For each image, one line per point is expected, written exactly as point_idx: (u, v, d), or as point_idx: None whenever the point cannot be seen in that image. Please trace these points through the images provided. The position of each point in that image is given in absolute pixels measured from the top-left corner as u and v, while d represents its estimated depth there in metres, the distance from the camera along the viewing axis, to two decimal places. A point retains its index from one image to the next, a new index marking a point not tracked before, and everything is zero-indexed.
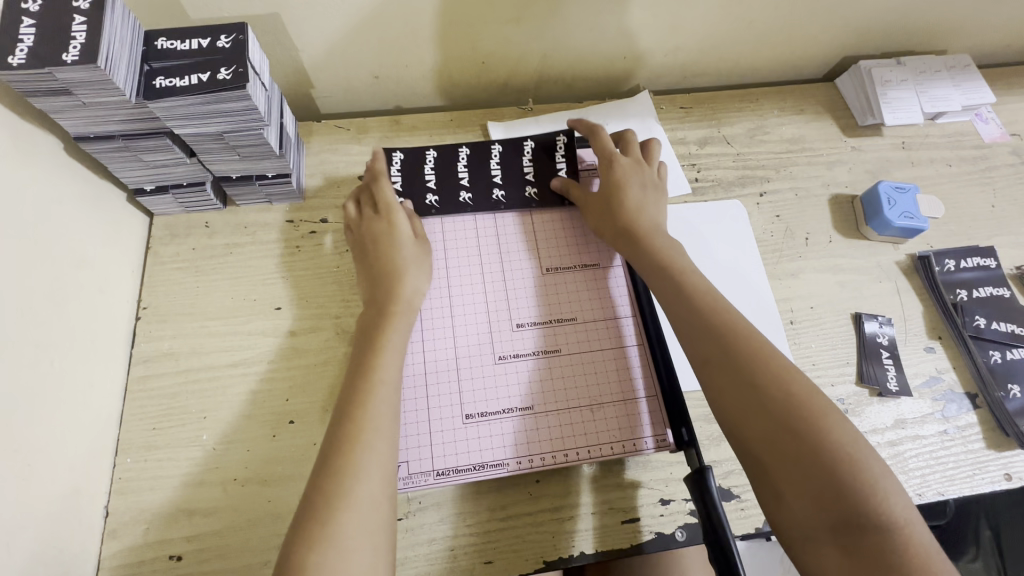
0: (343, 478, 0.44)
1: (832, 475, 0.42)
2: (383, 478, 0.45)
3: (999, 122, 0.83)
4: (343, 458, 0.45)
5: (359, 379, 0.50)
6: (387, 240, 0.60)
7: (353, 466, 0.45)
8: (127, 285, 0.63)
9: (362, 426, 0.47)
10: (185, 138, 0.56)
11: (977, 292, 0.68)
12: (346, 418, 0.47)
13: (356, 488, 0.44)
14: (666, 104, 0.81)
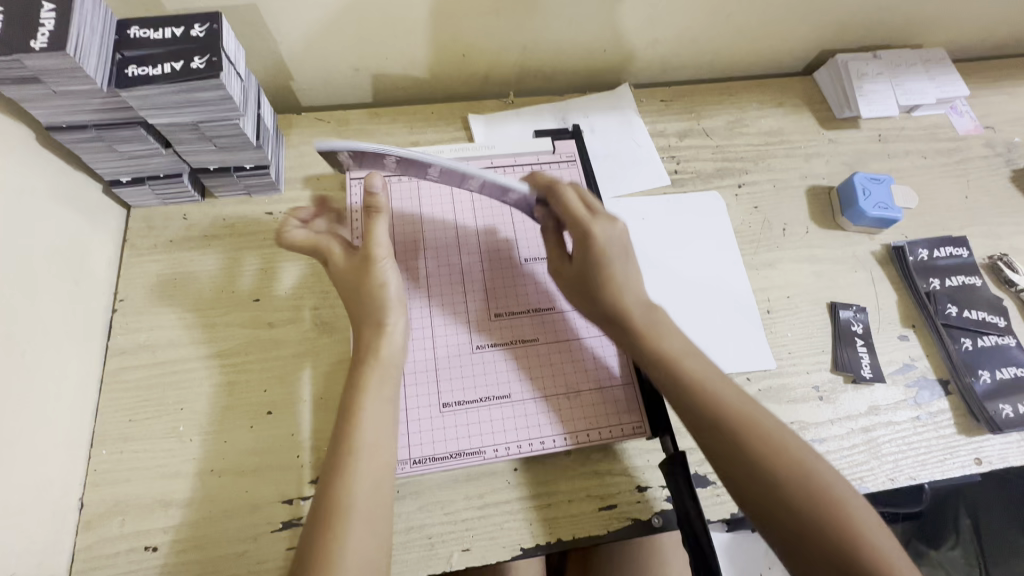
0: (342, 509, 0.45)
1: (846, 543, 0.42)
2: (372, 541, 0.45)
3: (974, 115, 0.84)
4: (331, 523, 0.44)
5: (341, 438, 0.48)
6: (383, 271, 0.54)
7: (341, 534, 0.44)
8: (104, 277, 0.62)
9: (348, 468, 0.47)
10: (160, 128, 0.56)
11: (949, 281, 0.70)
12: (335, 459, 0.47)
13: (344, 555, 0.43)
14: (646, 97, 0.82)
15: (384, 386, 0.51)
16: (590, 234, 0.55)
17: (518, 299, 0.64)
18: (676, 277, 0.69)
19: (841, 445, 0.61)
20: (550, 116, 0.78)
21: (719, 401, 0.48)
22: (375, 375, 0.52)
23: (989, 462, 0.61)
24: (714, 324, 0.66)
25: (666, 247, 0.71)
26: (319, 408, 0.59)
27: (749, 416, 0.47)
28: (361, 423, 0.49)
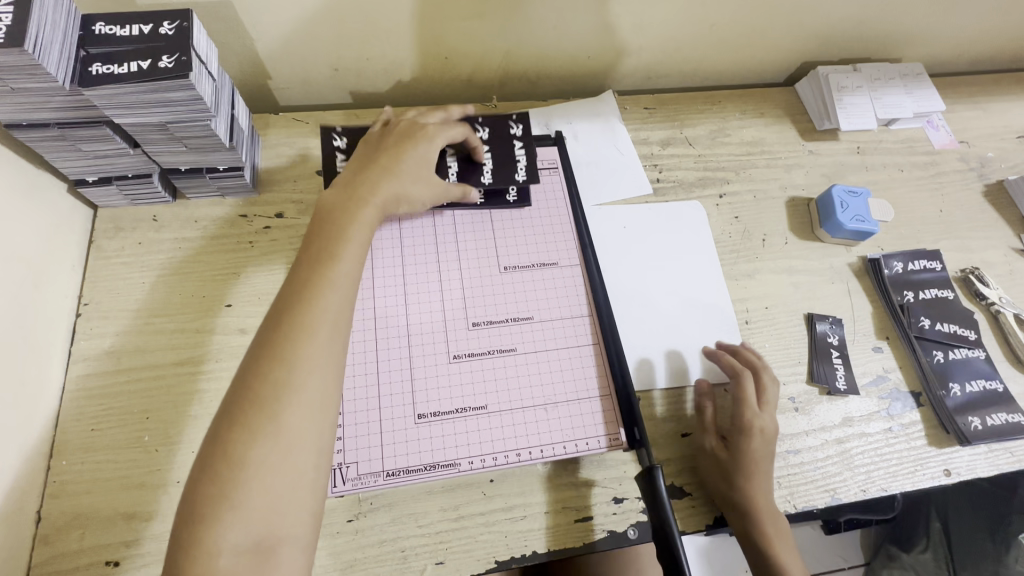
0: (254, 431, 0.41)
1: None
2: (286, 469, 0.41)
3: (949, 130, 0.86)
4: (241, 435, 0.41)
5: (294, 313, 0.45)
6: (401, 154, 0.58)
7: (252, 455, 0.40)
8: (67, 280, 0.60)
9: (279, 386, 0.42)
10: (127, 128, 0.54)
11: (923, 294, 0.71)
12: (269, 359, 0.43)
13: (254, 469, 0.40)
14: (630, 105, 0.82)
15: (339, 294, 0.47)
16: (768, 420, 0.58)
17: (498, 307, 0.63)
18: (644, 294, 0.68)
19: (815, 457, 0.61)
20: (533, 121, 0.78)
21: (755, 514, 0.55)
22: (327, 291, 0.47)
23: (958, 473, 0.62)
24: (693, 335, 0.66)
25: (643, 258, 0.70)
26: None
27: (772, 529, 0.55)
28: (309, 335, 0.44)
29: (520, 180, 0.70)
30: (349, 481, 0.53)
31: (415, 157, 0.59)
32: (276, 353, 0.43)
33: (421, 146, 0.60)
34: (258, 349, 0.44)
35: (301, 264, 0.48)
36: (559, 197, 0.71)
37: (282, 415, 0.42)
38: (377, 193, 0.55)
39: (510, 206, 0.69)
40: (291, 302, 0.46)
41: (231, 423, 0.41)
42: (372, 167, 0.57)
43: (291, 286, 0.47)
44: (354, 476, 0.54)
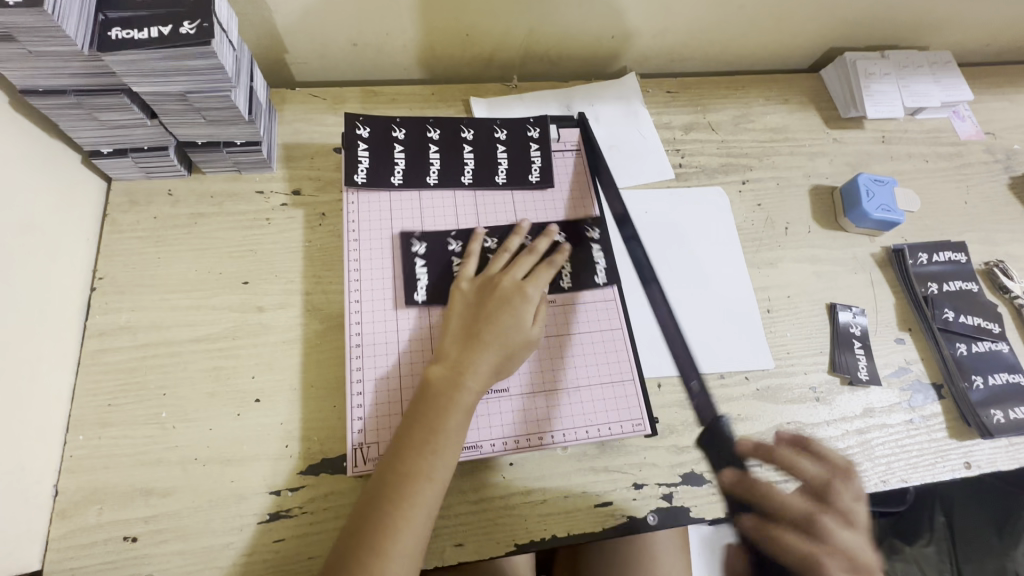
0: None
1: None
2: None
3: (975, 121, 0.84)
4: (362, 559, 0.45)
5: (416, 440, 0.49)
6: (509, 307, 0.55)
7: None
8: (81, 254, 0.59)
9: (398, 512, 0.47)
10: (146, 97, 0.52)
11: (947, 286, 0.70)
12: (393, 483, 0.48)
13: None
14: (652, 88, 0.80)
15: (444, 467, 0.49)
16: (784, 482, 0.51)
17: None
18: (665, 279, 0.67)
19: (835, 447, 0.61)
20: (554, 103, 0.76)
21: None
22: (449, 426, 0.50)
23: (978, 466, 0.62)
24: (714, 322, 0.66)
25: (663, 244, 0.69)
26: (310, 396, 0.57)
27: None
28: (426, 469, 0.48)
29: (542, 161, 0.68)
30: (370, 461, 0.53)
31: (521, 314, 0.55)
32: (394, 498, 0.47)
33: (528, 299, 0.56)
34: (380, 493, 0.47)
35: (419, 405, 0.51)
36: (580, 175, 0.69)
37: (391, 562, 0.45)
38: (485, 357, 0.53)
39: (532, 186, 0.67)
40: (410, 450, 0.49)
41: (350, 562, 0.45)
42: (486, 306, 0.55)
43: (412, 429, 0.50)
44: (375, 456, 0.53)
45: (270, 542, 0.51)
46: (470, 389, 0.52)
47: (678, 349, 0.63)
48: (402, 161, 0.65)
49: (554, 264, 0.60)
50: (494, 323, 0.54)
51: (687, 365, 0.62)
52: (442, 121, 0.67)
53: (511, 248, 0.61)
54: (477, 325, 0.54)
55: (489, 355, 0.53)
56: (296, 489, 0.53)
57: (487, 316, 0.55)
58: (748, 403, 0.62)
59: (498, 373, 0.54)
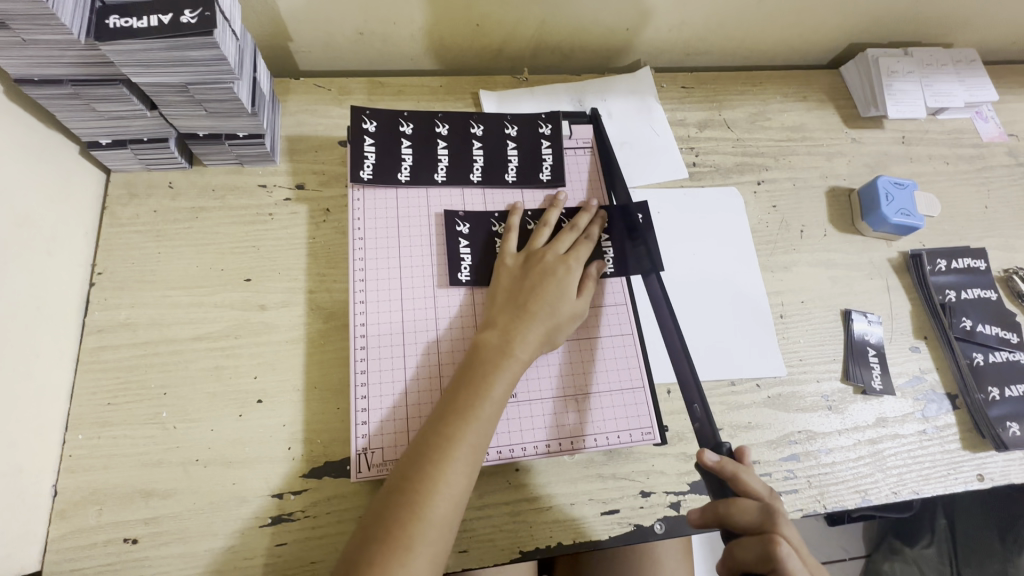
0: (408, 535, 0.43)
1: None
2: (431, 555, 0.43)
3: (998, 122, 0.82)
4: (399, 516, 0.44)
5: (460, 401, 0.49)
6: (554, 279, 0.55)
7: (405, 536, 0.43)
8: (80, 248, 0.58)
9: (438, 473, 0.45)
10: (145, 88, 0.50)
11: (965, 294, 0.68)
12: (435, 441, 0.47)
13: (406, 556, 0.42)
14: (667, 83, 0.78)
15: (485, 430, 0.48)
16: (779, 524, 0.45)
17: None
18: (677, 282, 0.66)
19: (846, 457, 0.60)
20: (565, 98, 0.74)
21: None
22: (492, 390, 0.49)
23: (991, 478, 0.61)
24: (725, 328, 0.64)
25: (675, 247, 0.68)
26: (312, 398, 0.56)
27: None
28: (467, 432, 0.47)
29: (553, 159, 0.66)
30: (374, 467, 0.52)
31: (565, 286, 0.55)
32: (436, 457, 0.46)
33: (573, 272, 0.56)
34: (423, 450, 0.47)
35: (464, 371, 0.51)
36: (593, 174, 0.67)
37: (432, 518, 0.44)
38: (532, 326, 0.53)
39: (542, 185, 0.65)
40: (451, 412, 0.48)
41: (388, 519, 0.44)
42: (531, 278, 0.56)
43: (456, 393, 0.49)
44: (379, 463, 0.52)
45: (272, 546, 0.51)
46: (517, 357, 0.51)
47: (683, 366, 0.56)
48: (408, 157, 0.63)
49: (593, 239, 0.60)
50: (541, 293, 0.54)
51: (692, 385, 0.55)
52: (451, 116, 0.65)
53: (552, 223, 0.61)
54: (523, 295, 0.55)
55: (536, 325, 0.53)
56: (299, 492, 0.53)
57: (534, 287, 0.55)
58: (758, 411, 0.61)
59: (542, 343, 0.53)
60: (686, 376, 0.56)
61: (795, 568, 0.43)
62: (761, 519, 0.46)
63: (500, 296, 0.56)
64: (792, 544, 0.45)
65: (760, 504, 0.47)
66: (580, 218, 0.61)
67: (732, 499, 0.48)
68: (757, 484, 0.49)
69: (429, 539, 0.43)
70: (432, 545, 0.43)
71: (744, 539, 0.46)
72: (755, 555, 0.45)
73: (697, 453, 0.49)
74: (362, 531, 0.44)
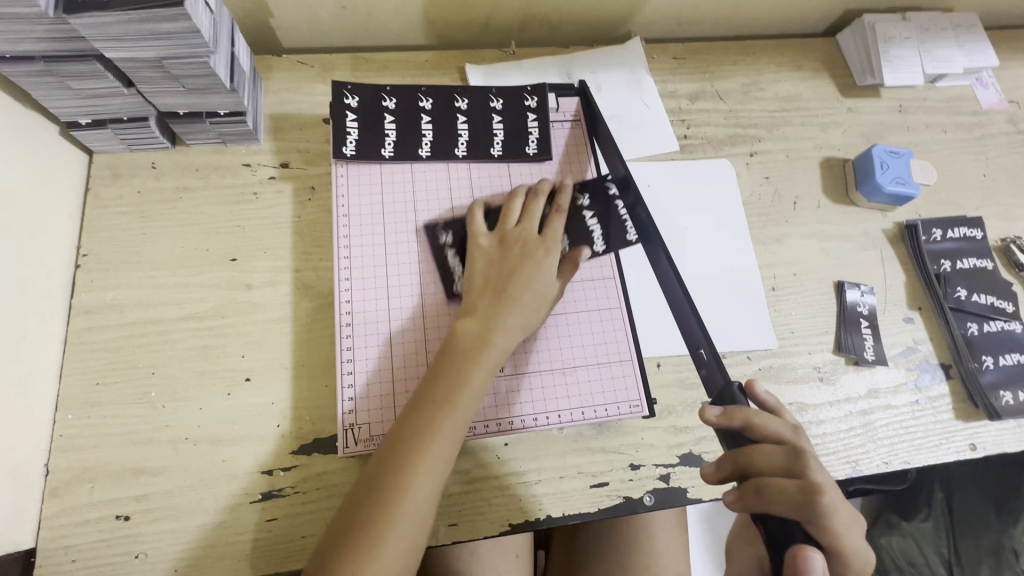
0: (388, 520, 0.43)
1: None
2: (411, 538, 0.44)
3: (998, 88, 0.80)
4: (380, 504, 0.44)
5: (441, 385, 0.48)
6: (531, 262, 0.55)
7: (386, 522, 0.43)
8: (64, 230, 0.57)
9: (419, 458, 0.45)
10: (119, 63, 0.49)
11: (960, 264, 0.67)
12: (416, 428, 0.47)
13: (386, 539, 0.43)
14: (658, 54, 0.76)
15: (465, 415, 0.48)
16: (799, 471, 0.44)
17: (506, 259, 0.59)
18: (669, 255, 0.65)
19: (837, 428, 0.60)
20: (554, 71, 0.73)
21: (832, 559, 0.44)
22: (472, 376, 0.49)
23: (983, 448, 0.60)
24: (715, 301, 0.64)
25: (666, 220, 0.67)
26: (301, 375, 0.56)
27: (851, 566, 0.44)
28: (448, 418, 0.47)
29: (540, 133, 0.65)
30: (361, 442, 0.52)
31: (542, 269, 0.55)
32: (410, 453, 0.46)
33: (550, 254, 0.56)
34: (395, 445, 0.46)
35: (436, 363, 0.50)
36: (580, 147, 0.66)
37: (407, 512, 0.44)
38: (509, 313, 0.52)
39: (528, 159, 0.64)
40: (431, 398, 0.48)
41: (368, 506, 0.44)
42: (504, 261, 0.55)
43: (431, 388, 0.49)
44: (366, 438, 0.52)
45: (263, 521, 0.51)
46: (495, 343, 0.51)
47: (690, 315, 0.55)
48: (392, 132, 0.62)
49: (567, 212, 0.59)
50: (518, 278, 0.54)
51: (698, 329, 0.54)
52: (435, 90, 0.64)
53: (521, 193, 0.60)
54: (497, 279, 0.54)
55: (514, 312, 0.52)
56: (289, 468, 0.53)
57: (506, 271, 0.54)
58: (749, 382, 0.61)
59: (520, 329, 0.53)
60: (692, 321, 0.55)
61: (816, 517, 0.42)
62: (790, 462, 0.45)
63: (473, 281, 0.55)
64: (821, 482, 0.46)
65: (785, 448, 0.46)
66: (540, 184, 0.61)
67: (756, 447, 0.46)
68: (777, 425, 0.48)
69: (410, 523, 0.44)
70: (407, 536, 0.44)
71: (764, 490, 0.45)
72: (789, 504, 0.44)
73: (704, 411, 0.47)
74: (343, 517, 0.44)
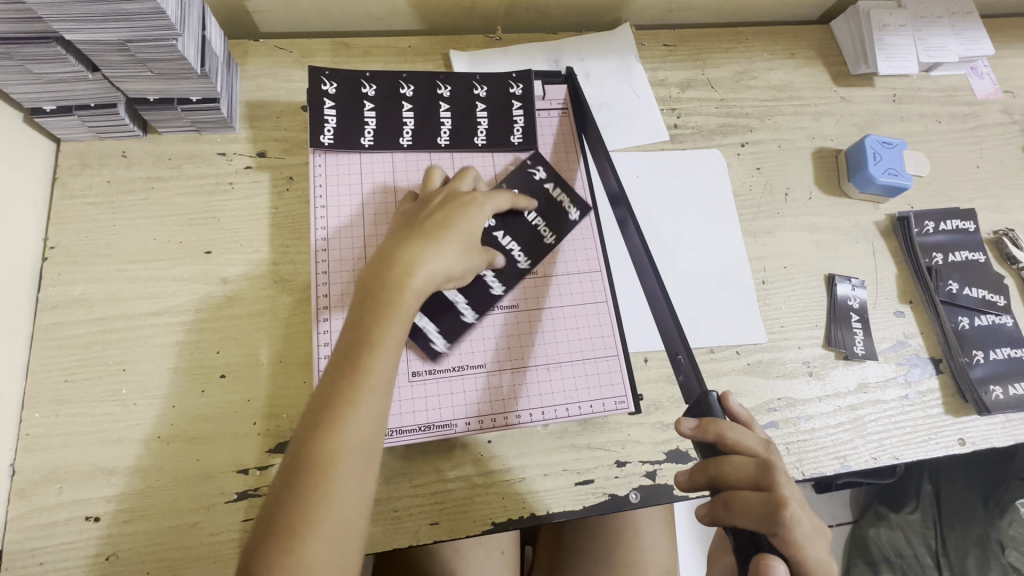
0: (340, 435, 0.39)
1: None
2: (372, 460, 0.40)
3: (993, 78, 0.78)
4: (337, 415, 0.40)
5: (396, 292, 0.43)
6: (477, 214, 0.50)
7: (341, 435, 0.39)
8: (31, 221, 0.55)
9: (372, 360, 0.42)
10: (82, 47, 0.47)
11: (952, 257, 0.66)
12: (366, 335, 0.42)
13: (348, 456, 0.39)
14: (648, 41, 0.74)
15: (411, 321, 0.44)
16: (774, 482, 0.43)
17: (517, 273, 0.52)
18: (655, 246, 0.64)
19: (826, 423, 0.59)
20: (541, 58, 0.71)
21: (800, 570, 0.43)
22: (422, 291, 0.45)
23: (972, 443, 0.60)
24: (704, 294, 0.62)
25: (655, 212, 0.65)
26: (278, 372, 0.54)
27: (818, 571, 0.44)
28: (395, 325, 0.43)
29: (525, 121, 0.63)
30: None
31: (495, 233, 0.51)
32: (330, 409, 0.40)
33: (481, 207, 0.51)
34: (316, 401, 0.40)
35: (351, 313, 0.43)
36: (566, 135, 0.65)
37: (335, 484, 0.38)
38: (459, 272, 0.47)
39: (513, 149, 0.62)
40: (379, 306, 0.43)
41: (323, 422, 0.40)
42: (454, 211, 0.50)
43: (345, 340, 0.42)
44: None
45: (239, 521, 0.50)
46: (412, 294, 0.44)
47: (668, 320, 0.52)
48: (372, 120, 0.60)
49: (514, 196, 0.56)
50: (442, 232, 0.47)
51: (675, 336, 0.52)
52: (417, 76, 0.62)
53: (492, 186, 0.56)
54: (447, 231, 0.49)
55: (438, 264, 0.45)
56: (265, 467, 0.51)
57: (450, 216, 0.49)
58: (737, 377, 0.60)
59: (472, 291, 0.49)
60: (668, 323, 0.52)
61: (791, 527, 0.41)
62: (760, 476, 0.43)
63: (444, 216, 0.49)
64: (794, 498, 0.44)
65: (755, 460, 0.44)
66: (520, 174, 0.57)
67: (725, 458, 0.45)
68: (750, 437, 0.46)
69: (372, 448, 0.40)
70: (350, 514, 0.38)
71: (737, 501, 0.43)
72: (758, 519, 0.42)
73: (678, 423, 0.45)
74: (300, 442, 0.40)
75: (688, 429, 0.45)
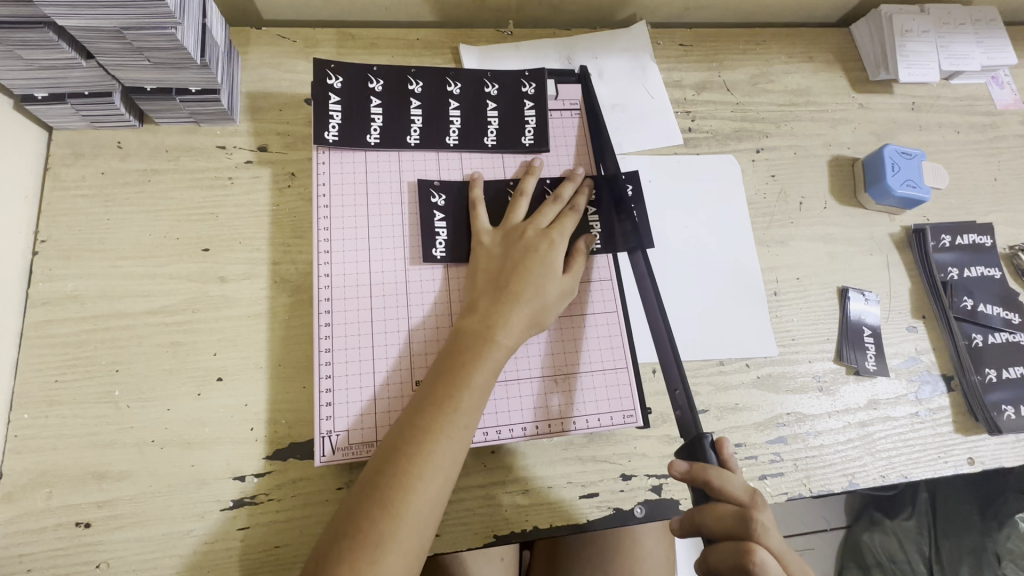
0: (410, 469, 0.42)
1: None
2: (439, 491, 0.43)
3: (1014, 88, 0.77)
4: (413, 446, 0.43)
5: (481, 340, 0.47)
6: (539, 257, 0.52)
7: (415, 469, 0.42)
8: (21, 214, 0.53)
9: (453, 403, 0.45)
10: (75, 33, 0.45)
11: (968, 272, 0.65)
12: (452, 378, 0.46)
13: (419, 486, 0.42)
14: (664, 41, 0.72)
15: (491, 374, 0.47)
16: (759, 533, 0.42)
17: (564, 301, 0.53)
18: (667, 252, 0.62)
19: (835, 439, 0.58)
20: (553, 55, 0.68)
21: None
22: (500, 342, 0.48)
23: (981, 462, 0.59)
24: (714, 304, 0.61)
25: (667, 219, 0.63)
26: (277, 376, 0.53)
27: None
28: (477, 373, 0.46)
29: (537, 122, 0.61)
30: (339, 450, 0.49)
31: (549, 265, 0.52)
32: (422, 435, 0.43)
33: (558, 247, 0.53)
34: (407, 426, 0.44)
35: (445, 352, 0.48)
36: (578, 138, 0.62)
37: (418, 504, 0.42)
38: (518, 310, 0.49)
39: (523, 150, 0.60)
40: (466, 351, 0.47)
41: (399, 451, 0.43)
42: (514, 256, 0.52)
43: (438, 376, 0.46)
44: (345, 447, 0.49)
45: (234, 529, 0.48)
46: (501, 343, 0.48)
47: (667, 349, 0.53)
48: (379, 116, 0.58)
49: (577, 210, 0.56)
50: (525, 274, 0.51)
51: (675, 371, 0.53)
52: (425, 72, 0.60)
53: (529, 193, 0.56)
54: (506, 275, 0.51)
55: (520, 308, 0.49)
56: (262, 474, 0.50)
57: (518, 266, 0.51)
58: (746, 392, 0.58)
59: (529, 327, 0.50)
60: (668, 357, 0.54)
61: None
62: (739, 526, 0.43)
63: (507, 253, 0.52)
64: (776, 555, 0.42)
65: (734, 512, 0.43)
66: (564, 192, 0.57)
67: (712, 504, 0.45)
68: (737, 484, 0.45)
69: (438, 480, 0.43)
70: (415, 539, 0.41)
71: (721, 545, 0.43)
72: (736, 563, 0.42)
73: (669, 463, 0.46)
74: (375, 467, 0.43)
75: (680, 470, 0.46)
